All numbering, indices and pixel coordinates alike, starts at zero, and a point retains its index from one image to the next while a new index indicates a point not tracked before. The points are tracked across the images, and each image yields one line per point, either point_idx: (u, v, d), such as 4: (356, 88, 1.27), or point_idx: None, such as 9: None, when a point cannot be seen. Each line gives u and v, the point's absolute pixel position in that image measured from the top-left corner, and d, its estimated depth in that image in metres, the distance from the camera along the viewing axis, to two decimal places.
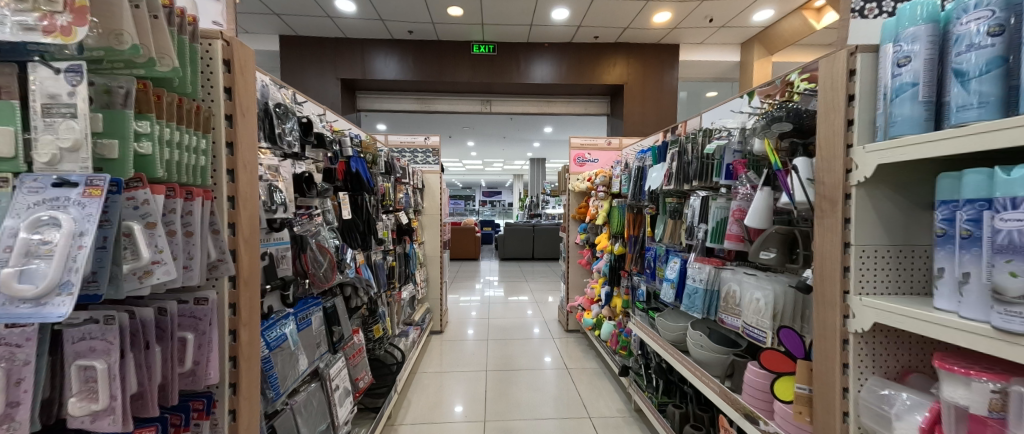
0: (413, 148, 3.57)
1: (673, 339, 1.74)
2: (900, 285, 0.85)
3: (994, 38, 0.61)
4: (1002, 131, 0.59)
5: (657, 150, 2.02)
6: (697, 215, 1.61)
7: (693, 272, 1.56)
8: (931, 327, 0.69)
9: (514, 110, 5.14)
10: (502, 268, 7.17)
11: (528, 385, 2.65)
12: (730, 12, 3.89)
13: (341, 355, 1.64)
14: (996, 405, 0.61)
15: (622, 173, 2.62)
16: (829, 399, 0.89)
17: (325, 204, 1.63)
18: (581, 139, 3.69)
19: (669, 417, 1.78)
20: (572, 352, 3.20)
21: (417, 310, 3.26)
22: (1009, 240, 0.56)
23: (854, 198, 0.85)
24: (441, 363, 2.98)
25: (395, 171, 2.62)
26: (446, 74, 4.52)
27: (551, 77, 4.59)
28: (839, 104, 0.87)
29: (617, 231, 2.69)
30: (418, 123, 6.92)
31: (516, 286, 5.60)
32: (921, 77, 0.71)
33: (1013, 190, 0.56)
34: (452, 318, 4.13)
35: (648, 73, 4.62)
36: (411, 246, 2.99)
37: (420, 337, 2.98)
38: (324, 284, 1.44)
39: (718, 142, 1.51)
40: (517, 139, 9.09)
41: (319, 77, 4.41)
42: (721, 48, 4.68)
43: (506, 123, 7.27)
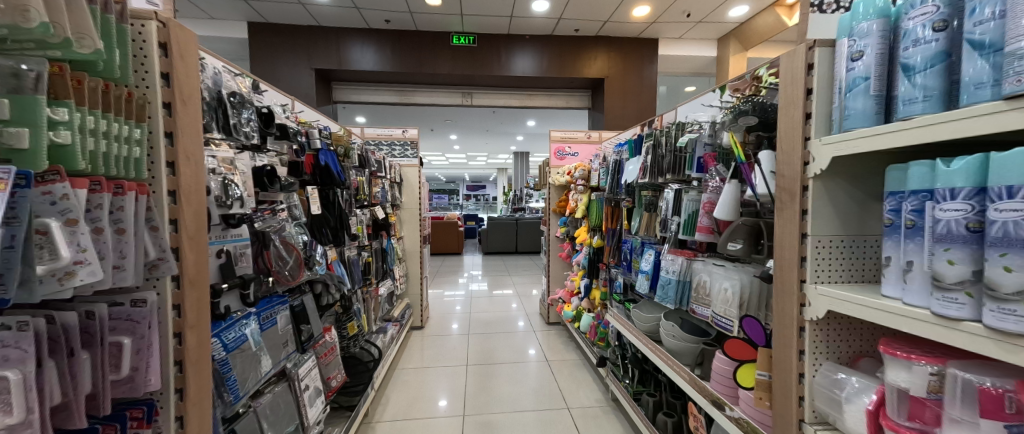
0: (390, 141, 3.49)
1: (648, 330, 1.78)
2: (854, 273, 0.89)
3: (937, 33, 0.63)
4: (941, 124, 0.61)
5: (634, 143, 2.04)
6: (670, 208, 1.64)
7: (667, 263, 1.60)
8: (877, 314, 0.72)
9: (494, 103, 5.09)
10: (485, 262, 7.15)
11: (509, 377, 2.66)
12: (707, 8, 3.95)
13: (311, 354, 1.59)
14: (934, 387, 0.65)
15: (601, 167, 2.63)
16: (786, 385, 0.92)
17: (291, 199, 1.56)
18: (561, 133, 3.69)
19: (644, 405, 1.83)
20: (554, 344, 3.22)
21: (396, 306, 3.22)
22: (947, 229, 0.58)
23: (811, 190, 0.87)
24: (422, 359, 2.95)
25: (370, 164, 2.54)
26: (425, 66, 4.43)
27: (532, 70, 4.56)
28: (798, 97, 0.89)
29: (596, 225, 2.70)
30: (397, 115, 6.80)
31: (500, 280, 5.60)
32: (872, 71, 0.73)
33: (952, 182, 0.58)
34: (433, 312, 4.10)
35: (628, 67, 4.66)
36: (389, 240, 2.92)
37: (399, 333, 2.95)
38: (290, 282, 1.39)
39: (690, 136, 1.54)
40: (501, 132, 9.03)
41: (292, 67, 4.24)
42: (697, 43, 4.77)
43: (488, 116, 7.19)
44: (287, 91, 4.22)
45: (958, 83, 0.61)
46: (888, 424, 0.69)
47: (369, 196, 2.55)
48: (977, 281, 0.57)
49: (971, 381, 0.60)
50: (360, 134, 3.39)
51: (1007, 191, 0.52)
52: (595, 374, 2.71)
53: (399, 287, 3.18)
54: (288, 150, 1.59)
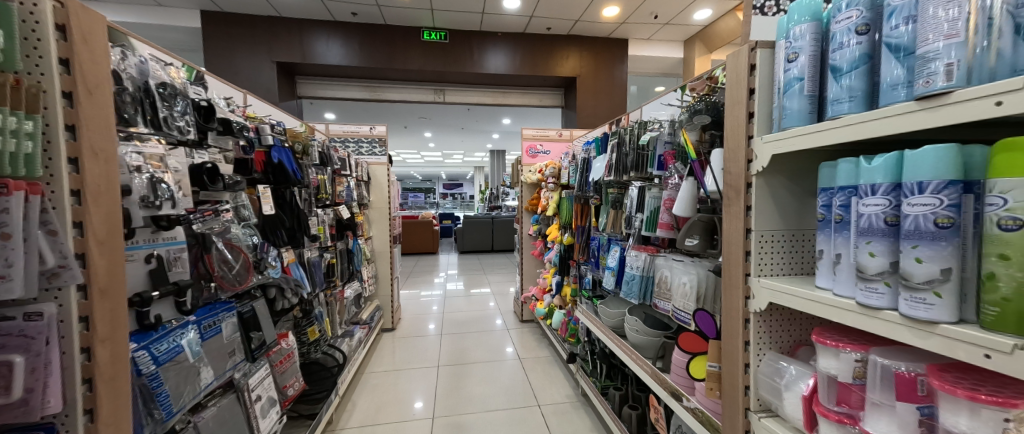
0: (358, 138, 3.37)
1: (613, 325, 1.81)
2: (794, 265, 0.93)
3: (860, 36, 0.66)
4: (865, 124, 0.65)
5: (602, 141, 2.07)
6: (635, 205, 1.67)
7: (632, 259, 1.62)
8: (810, 305, 0.75)
9: (466, 100, 5.03)
10: (461, 261, 7.07)
11: (482, 377, 2.63)
12: (673, 10, 4.06)
13: (264, 362, 1.50)
14: (859, 373, 0.69)
15: (571, 165, 2.65)
16: (733, 375, 0.96)
17: (238, 199, 1.47)
18: (532, 131, 3.69)
19: (610, 399, 1.87)
20: (527, 342, 3.23)
21: (365, 308, 3.11)
22: (869, 223, 0.61)
23: (754, 187, 0.90)
24: (393, 361, 2.87)
25: (332, 162, 2.43)
26: (395, 62, 4.31)
27: (505, 68, 4.54)
28: (742, 97, 0.93)
29: (566, 222, 2.72)
30: (366, 112, 6.59)
31: (477, 279, 5.55)
32: (806, 72, 0.76)
33: (873, 178, 0.61)
34: (406, 314, 4.01)
35: (598, 66, 4.73)
36: (356, 241, 2.81)
37: (368, 336, 2.86)
38: (236, 287, 1.30)
39: (651, 134, 1.57)
40: (476, 130, 8.96)
41: (251, 59, 4.00)
42: (665, 44, 4.90)
43: (462, 113, 7.11)
44: (247, 85, 3.98)
45: (878, 84, 0.64)
46: (819, 409, 0.73)
47: (332, 195, 2.45)
48: (894, 271, 0.60)
49: (889, 367, 0.64)
50: (324, 131, 3.24)
51: (919, 186, 0.55)
52: (566, 370, 2.73)
53: (367, 288, 3.07)
54: (234, 147, 1.48)
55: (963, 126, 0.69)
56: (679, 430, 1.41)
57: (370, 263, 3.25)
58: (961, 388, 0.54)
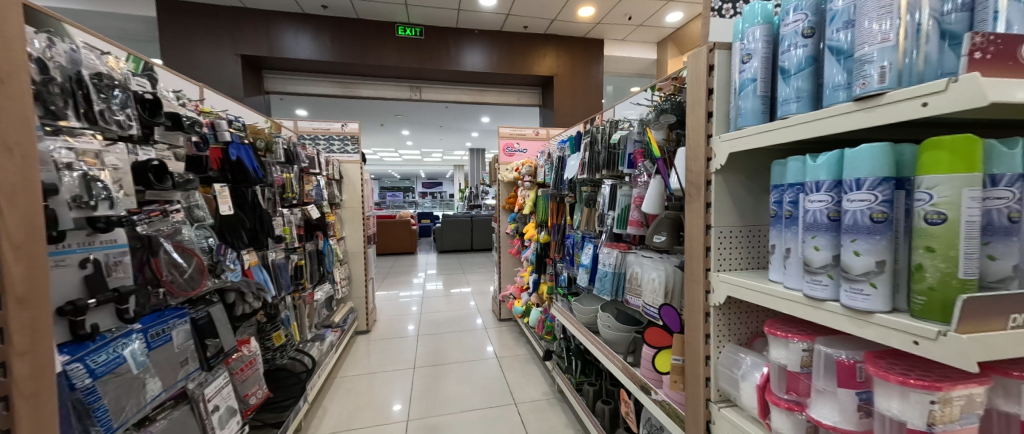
0: (328, 135, 3.24)
1: (586, 321, 1.83)
2: (751, 260, 0.96)
3: (806, 39, 0.69)
4: (810, 123, 0.67)
5: (575, 140, 2.08)
6: (607, 203, 1.69)
7: (604, 257, 1.64)
8: (763, 298, 0.78)
9: (444, 98, 4.96)
10: (440, 261, 6.98)
11: (460, 377, 2.61)
12: (646, 12, 4.15)
13: (223, 370, 1.42)
14: (805, 361, 0.72)
15: (546, 163, 2.65)
16: (695, 367, 0.98)
17: (190, 199, 1.38)
18: (509, 129, 3.68)
19: (584, 394, 1.89)
20: (505, 341, 3.22)
21: (338, 311, 3.02)
22: (814, 218, 0.64)
23: (713, 184, 0.93)
24: (369, 364, 2.79)
25: (300, 159, 2.33)
26: (370, 57, 4.18)
27: (483, 66, 4.51)
28: (701, 97, 0.95)
29: (543, 220, 2.72)
30: (339, 108, 6.38)
31: (456, 279, 5.50)
32: (759, 73, 0.79)
33: (817, 175, 0.64)
34: (383, 315, 3.92)
35: (575, 65, 4.77)
36: (327, 242, 2.71)
37: (341, 339, 2.77)
38: (187, 293, 1.23)
39: (621, 133, 1.60)
40: (454, 128, 8.86)
41: (212, 51, 3.78)
42: (639, 46, 5.00)
43: (440, 111, 7.00)
44: (209, 78, 3.75)
45: (822, 85, 0.67)
46: (770, 398, 0.76)
47: (300, 195, 2.34)
48: (835, 264, 0.63)
49: (831, 355, 0.67)
50: (292, 127, 3.10)
51: (857, 183, 0.58)
52: (543, 367, 2.75)
53: (340, 291, 2.97)
54: (185, 143, 1.39)
55: (899, 126, 0.73)
56: (649, 423, 1.44)
57: (343, 264, 3.15)
58: (893, 373, 0.58)
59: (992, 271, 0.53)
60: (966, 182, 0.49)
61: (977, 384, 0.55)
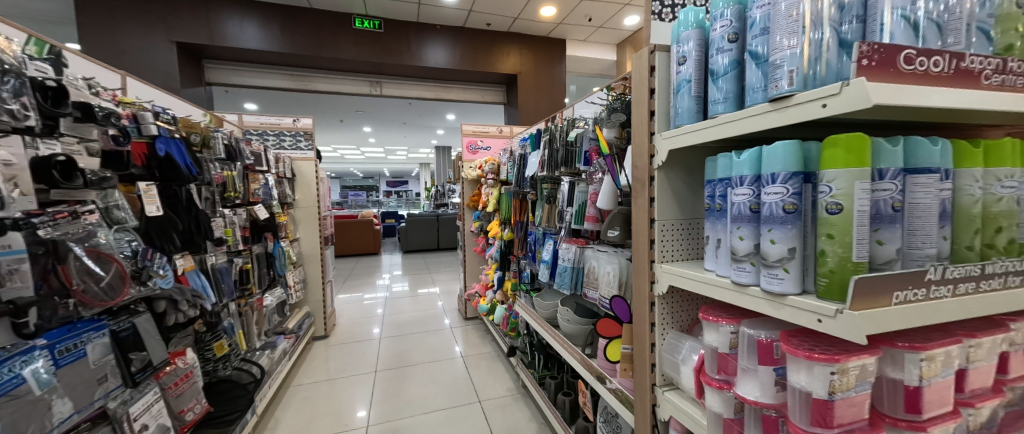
0: (278, 130, 3.01)
1: (547, 316, 1.85)
2: (691, 251, 1.01)
3: (731, 43, 0.74)
4: (735, 122, 0.72)
5: (536, 137, 2.10)
6: (566, 199, 1.72)
7: (563, 252, 1.67)
8: (698, 285, 0.82)
9: (404, 94, 4.83)
10: (405, 261, 6.80)
11: (424, 378, 2.56)
12: (606, 14, 4.25)
13: (153, 386, 1.29)
14: (733, 343, 0.78)
15: (508, 161, 2.66)
16: (642, 354, 1.02)
17: (110, 199, 1.26)
18: (472, 126, 3.64)
19: (546, 387, 1.92)
20: (470, 339, 3.20)
21: (292, 317, 2.85)
22: (739, 210, 0.68)
23: (656, 180, 0.97)
24: (328, 371, 2.67)
25: (243, 156, 2.17)
26: (325, 49, 3.98)
27: (446, 62, 4.43)
28: (644, 97, 0.98)
29: (505, 218, 2.72)
30: (292, 103, 6.02)
31: (423, 279, 5.38)
32: (693, 75, 0.83)
33: (741, 170, 0.69)
34: (344, 318, 3.76)
35: (538, 64, 4.80)
36: (279, 244, 2.54)
37: (295, 346, 2.63)
38: (105, 303, 1.10)
39: (578, 131, 1.63)
40: (418, 126, 8.64)
41: (141, 36, 3.39)
42: (599, 47, 5.12)
43: (402, 107, 6.80)
44: (140, 67, 3.38)
45: (745, 87, 0.72)
46: (704, 378, 0.81)
47: (244, 194, 2.19)
48: (756, 253, 0.68)
49: (753, 335, 0.73)
50: (237, 121, 2.88)
51: (772, 177, 0.62)
52: (508, 364, 2.75)
53: (294, 295, 2.81)
54: (102, 137, 1.25)
55: (812, 124, 0.80)
56: (606, 411, 1.48)
57: (298, 267, 2.97)
58: (801, 348, 0.64)
59: (880, 255, 0.60)
60: (858, 175, 0.56)
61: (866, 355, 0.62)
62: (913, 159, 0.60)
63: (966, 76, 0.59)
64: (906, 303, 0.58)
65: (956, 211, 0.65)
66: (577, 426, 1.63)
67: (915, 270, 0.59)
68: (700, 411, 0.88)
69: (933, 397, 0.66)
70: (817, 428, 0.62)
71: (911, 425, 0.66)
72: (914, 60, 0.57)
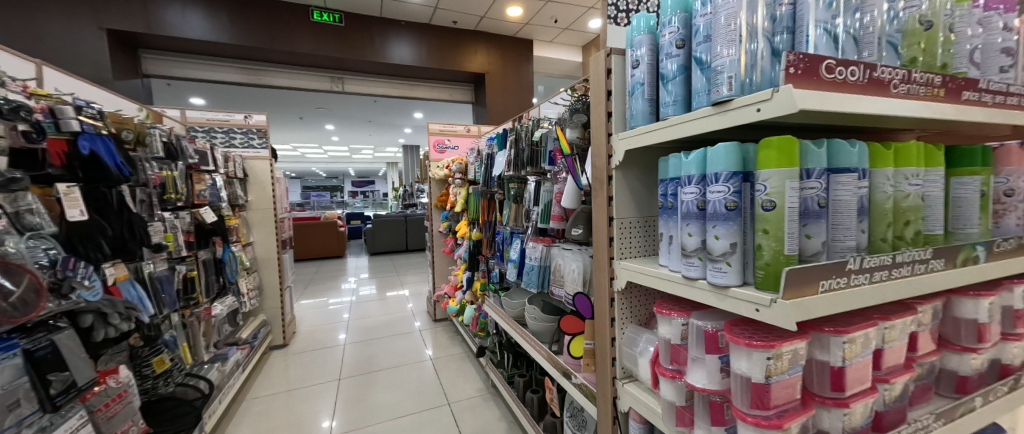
0: (227, 127, 2.80)
1: (515, 315, 1.86)
2: (647, 247, 1.06)
3: (678, 50, 0.78)
4: (683, 123, 0.76)
5: (502, 137, 2.10)
6: (532, 198, 1.74)
7: (530, 251, 1.68)
8: (652, 280, 0.86)
9: (367, 91, 4.68)
10: (372, 263, 6.60)
11: (390, 383, 2.49)
12: (571, 17, 4.32)
13: (80, 409, 1.18)
14: (683, 334, 0.82)
15: (476, 160, 2.64)
16: (604, 349, 1.06)
17: (26, 201, 1.13)
18: (439, 125, 3.59)
19: (515, 386, 1.93)
20: (440, 341, 3.16)
21: (246, 326, 2.69)
22: (687, 208, 0.72)
23: (613, 179, 1.00)
24: (287, 382, 2.54)
25: (185, 155, 2.03)
26: (281, 42, 3.79)
27: (411, 59, 4.34)
28: (602, 98, 1.01)
29: (474, 218, 2.70)
30: (245, 98, 5.68)
31: (391, 281, 5.25)
32: (646, 78, 0.87)
33: (689, 170, 0.72)
34: (306, 325, 3.60)
35: (506, 64, 4.81)
36: (229, 248, 2.40)
37: (250, 357, 2.48)
38: (18, 319, 1.00)
39: (542, 130, 1.66)
40: (383, 124, 8.41)
41: (64, 19, 3.01)
42: (565, 48, 5.21)
43: (366, 105, 6.59)
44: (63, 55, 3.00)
45: (691, 91, 0.76)
46: (658, 369, 0.85)
47: (187, 196, 2.05)
48: (703, 248, 0.72)
49: (700, 327, 0.77)
50: (181, 117, 2.67)
51: (716, 176, 0.66)
52: (479, 364, 2.73)
53: (248, 303, 2.65)
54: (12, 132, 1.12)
55: (751, 126, 0.86)
56: (573, 406, 1.51)
57: (251, 273, 2.79)
58: (741, 337, 0.69)
59: (809, 248, 0.66)
60: (788, 175, 0.61)
61: (792, 341, 0.68)
62: (835, 161, 0.66)
63: (878, 84, 0.66)
64: (831, 291, 0.63)
65: (872, 207, 0.72)
66: (546, 423, 1.65)
67: (837, 260, 0.65)
68: (656, 401, 0.92)
69: (854, 375, 0.74)
70: (756, 410, 0.68)
71: (837, 402, 0.74)
72: (834, 69, 0.62)
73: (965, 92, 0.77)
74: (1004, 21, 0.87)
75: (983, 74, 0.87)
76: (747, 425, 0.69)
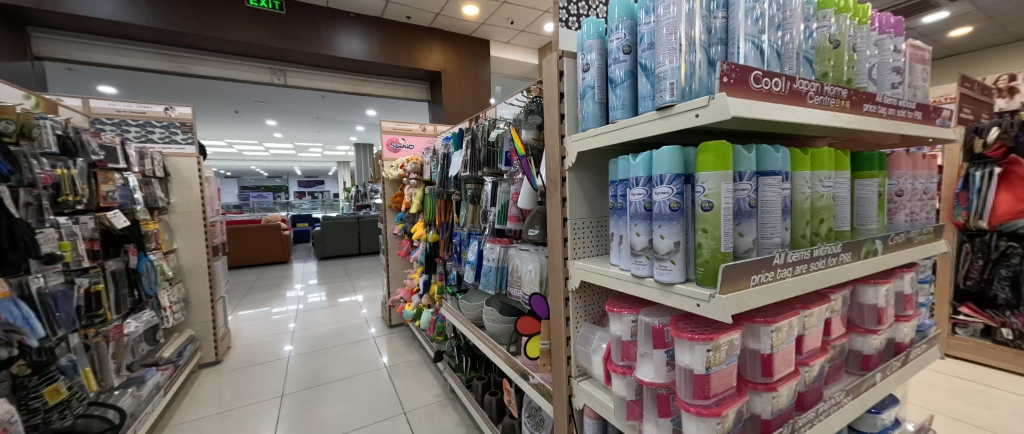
0: (143, 120, 2.49)
1: (473, 317, 1.83)
2: (599, 247, 1.09)
3: (625, 55, 0.81)
4: (631, 127, 0.78)
5: (458, 137, 2.07)
6: (489, 199, 1.74)
7: (488, 252, 1.66)
8: (604, 278, 0.89)
9: (311, 85, 4.40)
10: (320, 269, 6.23)
11: (340, 396, 2.36)
12: (527, 19, 4.36)
13: None
14: (633, 331, 0.85)
15: (432, 160, 2.58)
16: (559, 348, 1.07)
17: None
18: (392, 123, 3.47)
19: (474, 389, 1.90)
20: (395, 348, 3.05)
21: (168, 345, 2.42)
22: (636, 208, 0.75)
23: (567, 180, 1.02)
24: (221, 403, 2.32)
25: (86, 150, 1.79)
26: (209, 27, 3.46)
27: (360, 54, 4.16)
28: (555, 100, 1.02)
29: (430, 219, 2.63)
30: (170, 88, 5.14)
31: (343, 287, 4.98)
32: (596, 81, 0.89)
33: (636, 172, 0.75)
34: (246, 338, 3.32)
35: (462, 63, 4.76)
36: (145, 257, 2.16)
37: (173, 378, 2.23)
38: None
39: (499, 131, 1.65)
40: (332, 121, 8.00)
41: None
42: (521, 50, 5.24)
43: (313, 100, 6.22)
44: None
45: (638, 96, 0.80)
46: (610, 366, 0.88)
47: (90, 198, 1.81)
48: (650, 247, 0.75)
49: (648, 323, 0.81)
50: (82, 107, 2.34)
51: (660, 178, 0.70)
52: (437, 369, 2.67)
53: (170, 318, 2.39)
54: None
55: (692, 131, 0.91)
56: (530, 406, 1.52)
57: (175, 284, 2.52)
58: (684, 332, 0.73)
59: (742, 245, 0.71)
60: (723, 177, 0.65)
61: (726, 334, 0.73)
62: (763, 165, 0.72)
63: (797, 95, 0.73)
64: (760, 284, 0.68)
65: (794, 207, 0.80)
66: (504, 424, 1.65)
67: (766, 256, 0.70)
68: (608, 397, 0.95)
69: (781, 361, 0.81)
70: (698, 400, 0.72)
71: (766, 386, 0.81)
72: (761, 81, 0.67)
73: (866, 104, 0.87)
74: (894, 44, 1.00)
75: (879, 89, 0.99)
76: (691, 415, 0.73)
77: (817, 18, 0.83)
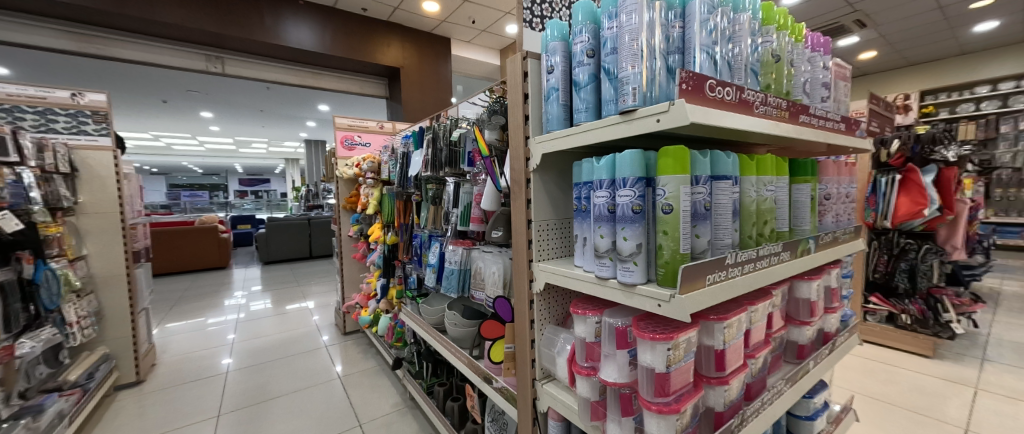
0: (45, 106, 2.19)
1: (434, 321, 1.78)
2: (562, 248, 1.08)
3: (588, 59, 0.81)
4: (594, 130, 0.78)
5: (418, 136, 2.00)
6: (451, 200, 1.69)
7: (450, 254, 1.62)
8: (568, 280, 0.88)
9: (256, 76, 4.10)
10: (266, 274, 5.83)
11: (286, 412, 2.21)
12: (489, 19, 4.34)
13: None
14: (597, 332, 0.86)
15: (390, 159, 2.48)
16: (524, 352, 1.06)
17: None
18: (347, 120, 3.30)
19: (435, 396, 1.85)
20: (350, 356, 2.91)
21: (77, 365, 2.14)
22: (600, 210, 0.75)
23: (531, 182, 1.01)
24: (143, 429, 2.09)
25: None
26: (131, 7, 3.13)
27: (311, 45, 3.93)
28: (519, 101, 1.01)
29: (388, 220, 2.53)
30: (86, 72, 4.59)
31: (293, 293, 4.69)
32: (560, 83, 0.89)
33: (600, 174, 0.75)
34: (178, 352, 3.02)
35: (422, 60, 4.65)
36: (44, 266, 1.91)
37: (82, 404, 1.97)
38: None
39: (461, 130, 1.62)
40: (281, 116, 7.52)
41: None
42: (483, 50, 5.20)
43: (258, 92, 5.81)
44: None
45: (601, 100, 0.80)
46: (574, 368, 0.87)
47: None
48: (614, 249, 0.75)
49: (611, 324, 0.81)
50: None
51: (624, 181, 0.70)
52: (395, 376, 2.58)
53: (78, 335, 2.11)
54: None
55: (652, 135, 0.93)
56: (493, 410, 1.50)
57: (85, 295, 2.23)
58: (645, 331, 0.74)
59: (698, 246, 0.73)
60: (682, 181, 0.67)
61: (684, 332, 0.75)
62: (718, 168, 0.75)
63: (746, 104, 0.76)
64: (715, 284, 0.71)
65: (743, 210, 0.84)
66: (466, 430, 1.62)
67: (720, 257, 0.73)
68: (572, 398, 0.95)
69: (732, 356, 0.85)
70: (659, 398, 0.73)
71: (720, 380, 0.84)
72: (715, 88, 0.70)
73: (802, 115, 0.93)
74: (824, 61, 1.08)
75: (812, 102, 1.07)
76: (651, 413, 0.74)
77: (761, 33, 0.87)
